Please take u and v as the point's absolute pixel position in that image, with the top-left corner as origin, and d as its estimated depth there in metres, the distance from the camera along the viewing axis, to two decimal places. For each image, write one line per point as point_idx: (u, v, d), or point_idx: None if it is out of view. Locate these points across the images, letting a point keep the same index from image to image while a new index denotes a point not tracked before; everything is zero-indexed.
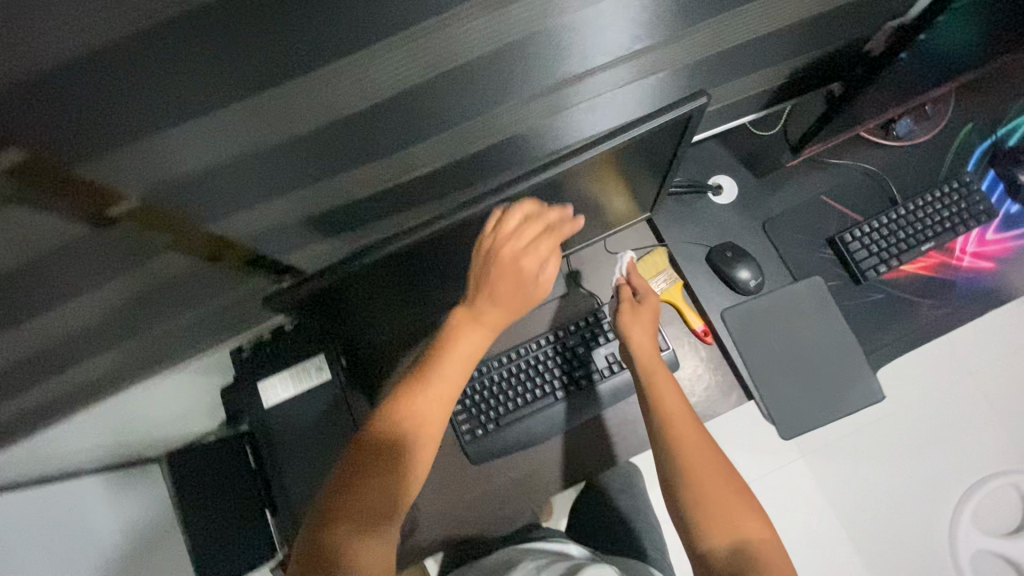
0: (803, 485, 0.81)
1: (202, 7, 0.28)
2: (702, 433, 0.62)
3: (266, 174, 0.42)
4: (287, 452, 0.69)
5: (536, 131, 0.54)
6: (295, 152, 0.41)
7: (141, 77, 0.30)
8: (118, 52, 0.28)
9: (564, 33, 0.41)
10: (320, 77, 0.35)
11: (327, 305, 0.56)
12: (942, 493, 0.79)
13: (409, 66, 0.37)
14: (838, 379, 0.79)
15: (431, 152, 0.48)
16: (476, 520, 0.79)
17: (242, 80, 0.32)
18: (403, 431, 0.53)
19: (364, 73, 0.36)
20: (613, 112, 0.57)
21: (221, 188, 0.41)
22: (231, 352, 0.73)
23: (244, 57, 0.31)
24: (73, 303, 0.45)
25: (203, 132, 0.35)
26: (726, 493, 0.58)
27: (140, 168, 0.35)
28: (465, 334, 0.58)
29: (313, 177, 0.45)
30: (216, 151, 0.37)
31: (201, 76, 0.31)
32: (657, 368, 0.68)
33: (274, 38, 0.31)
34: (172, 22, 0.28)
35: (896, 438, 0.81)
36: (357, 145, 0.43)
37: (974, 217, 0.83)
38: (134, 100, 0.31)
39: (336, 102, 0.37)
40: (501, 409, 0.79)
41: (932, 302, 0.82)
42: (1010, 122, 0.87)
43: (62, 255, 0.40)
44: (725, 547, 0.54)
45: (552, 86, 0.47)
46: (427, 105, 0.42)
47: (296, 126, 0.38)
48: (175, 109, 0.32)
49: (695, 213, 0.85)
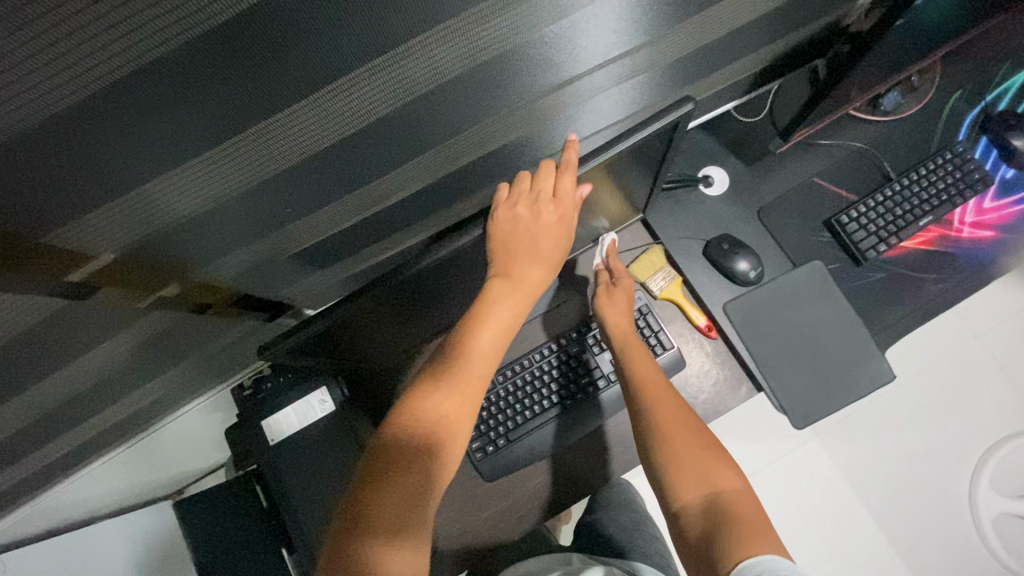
0: (817, 465, 0.86)
1: (160, 61, 0.26)
2: (676, 402, 0.67)
3: (247, 216, 0.41)
4: (299, 489, 0.68)
5: (520, 144, 0.53)
6: (275, 192, 0.40)
7: (102, 137, 0.28)
8: (69, 121, 0.26)
9: (540, 47, 0.40)
10: (289, 117, 0.33)
11: (325, 340, 0.55)
12: (955, 461, 0.82)
13: (382, 96, 0.36)
14: (848, 361, 0.78)
15: (414, 176, 0.47)
16: (496, 538, 0.78)
17: (207, 129, 0.31)
18: (436, 410, 0.54)
19: (335, 109, 0.35)
20: (591, 121, 0.56)
21: (203, 237, 0.40)
22: (232, 391, 0.72)
23: (208, 106, 0.30)
24: (61, 369, 0.43)
25: (174, 185, 0.33)
26: (699, 452, 0.63)
27: (114, 226, 0.34)
28: (500, 302, 0.59)
29: (296, 216, 0.44)
30: (189, 202, 0.36)
31: (165, 128, 0.29)
32: (633, 346, 0.73)
33: (239, 83, 0.29)
34: (128, 80, 0.26)
35: (903, 413, 0.84)
36: (339, 180, 0.42)
37: (970, 186, 0.82)
38: (98, 160, 0.29)
39: (311, 142, 0.36)
40: (510, 424, 0.79)
41: (938, 276, 0.81)
42: (997, 87, 0.86)
43: (44, 328, 0.38)
44: (697, 498, 0.59)
45: (534, 98, 0.46)
46: (405, 132, 0.41)
47: (269, 167, 0.36)
48: (143, 165, 0.31)
49: (688, 207, 0.84)
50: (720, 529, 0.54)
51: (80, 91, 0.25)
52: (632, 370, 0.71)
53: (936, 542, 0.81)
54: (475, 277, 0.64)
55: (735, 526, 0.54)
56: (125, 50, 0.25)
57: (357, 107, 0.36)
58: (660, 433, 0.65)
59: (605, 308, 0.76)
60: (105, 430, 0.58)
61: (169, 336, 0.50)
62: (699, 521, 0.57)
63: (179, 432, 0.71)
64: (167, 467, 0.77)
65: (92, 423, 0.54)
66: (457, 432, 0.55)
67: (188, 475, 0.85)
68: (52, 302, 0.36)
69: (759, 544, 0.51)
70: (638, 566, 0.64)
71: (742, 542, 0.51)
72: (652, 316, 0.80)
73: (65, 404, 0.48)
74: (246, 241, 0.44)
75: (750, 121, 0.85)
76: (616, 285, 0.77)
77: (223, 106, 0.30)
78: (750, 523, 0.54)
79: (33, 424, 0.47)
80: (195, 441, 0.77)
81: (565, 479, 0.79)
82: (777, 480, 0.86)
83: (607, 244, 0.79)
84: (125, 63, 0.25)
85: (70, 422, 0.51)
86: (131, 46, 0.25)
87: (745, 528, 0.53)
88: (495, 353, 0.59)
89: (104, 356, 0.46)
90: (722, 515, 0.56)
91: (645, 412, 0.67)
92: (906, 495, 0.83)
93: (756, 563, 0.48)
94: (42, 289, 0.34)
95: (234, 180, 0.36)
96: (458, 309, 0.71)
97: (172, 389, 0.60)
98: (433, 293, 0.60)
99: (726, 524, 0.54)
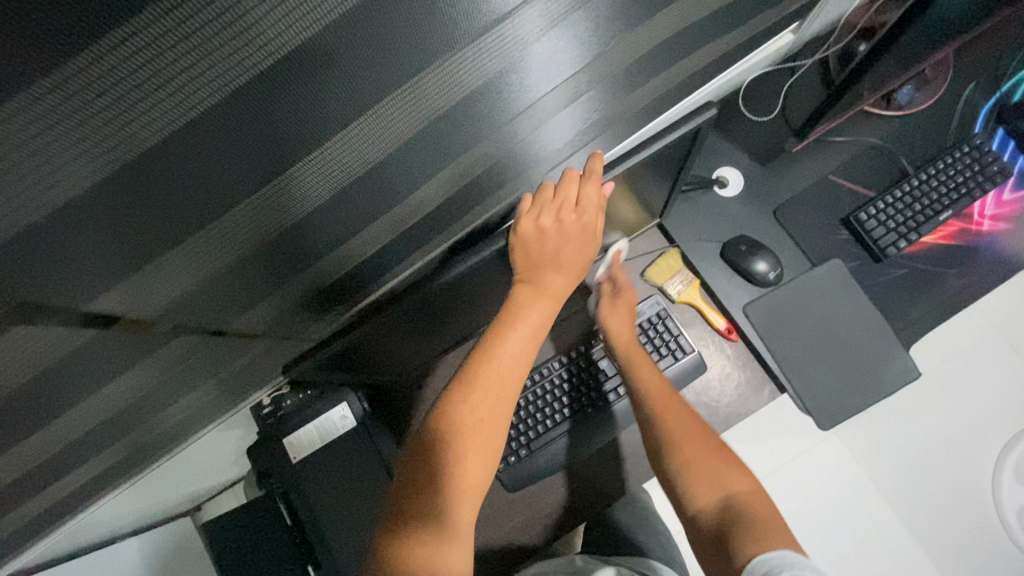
0: (842, 466, 0.83)
1: (206, 112, 0.25)
2: (684, 409, 0.66)
3: (280, 255, 0.40)
4: (325, 507, 0.68)
5: (535, 145, 0.52)
6: (306, 230, 0.39)
7: (149, 189, 0.27)
8: (118, 180, 0.26)
9: (533, 61, 0.38)
10: (322, 153, 0.33)
11: (350, 358, 0.56)
12: (984, 456, 0.80)
13: (412, 117, 0.35)
14: (871, 361, 0.78)
15: (437, 192, 0.47)
16: (521, 550, 0.77)
17: (248, 177, 0.31)
18: (465, 422, 0.54)
19: (371, 137, 0.34)
20: (574, 129, 0.54)
21: (235, 280, 0.40)
22: (252, 410, 0.73)
23: (249, 154, 0.29)
24: (91, 401, 0.43)
25: (210, 239, 0.33)
26: (710, 456, 0.62)
27: (150, 273, 0.33)
28: (528, 307, 0.59)
29: (315, 247, 0.42)
30: (226, 250, 0.35)
31: (209, 176, 0.29)
32: (637, 355, 0.73)
33: (278, 124, 0.29)
34: (176, 133, 0.25)
35: (933, 411, 0.82)
36: (365, 203, 0.42)
37: (988, 179, 0.81)
38: (143, 214, 0.29)
39: (340, 174, 0.36)
40: (532, 433, 0.79)
41: (958, 270, 0.80)
42: (1012, 77, 0.85)
43: (75, 364, 0.37)
44: (712, 502, 0.58)
45: (529, 105, 0.43)
46: (428, 150, 0.40)
47: (302, 204, 0.36)
48: (183, 217, 0.30)
49: (704, 209, 0.84)
50: (734, 531, 0.54)
51: (132, 149, 0.25)
52: (637, 378, 0.71)
53: (967, 541, 0.79)
54: (499, 288, 0.64)
55: (749, 526, 0.54)
56: (172, 105, 0.24)
57: (385, 131, 0.35)
58: (669, 440, 0.64)
59: (608, 317, 0.77)
60: (130, 458, 0.57)
61: (191, 361, 0.49)
62: (712, 525, 0.57)
63: (199, 454, 0.71)
64: (188, 486, 0.76)
65: (116, 450, 0.53)
66: (493, 437, 0.55)
67: (208, 491, 0.85)
68: (83, 337, 0.35)
69: (773, 543, 0.51)
70: (655, 565, 0.64)
71: (757, 541, 0.52)
72: (671, 321, 0.80)
73: (90, 433, 0.47)
74: (279, 282, 0.44)
75: (764, 120, 0.84)
76: (618, 294, 0.78)
77: (262, 149, 0.29)
78: (764, 524, 0.54)
79: (59, 454, 0.46)
80: (214, 459, 0.76)
81: (589, 486, 0.78)
82: (797, 478, 0.84)
83: (613, 252, 0.79)
84: (173, 117, 0.25)
85: (93, 452, 0.50)
86: (178, 99, 0.24)
87: (759, 528, 0.53)
88: (525, 355, 0.59)
89: (131, 382, 0.45)
90: (735, 517, 0.56)
91: (653, 421, 0.66)
92: (928, 490, 0.80)
93: (770, 557, 0.49)
94: (71, 327, 0.33)
95: (270, 221, 0.36)
96: (477, 320, 0.71)
97: (196, 414, 0.60)
98: (456, 306, 0.60)
99: (741, 525, 0.54)
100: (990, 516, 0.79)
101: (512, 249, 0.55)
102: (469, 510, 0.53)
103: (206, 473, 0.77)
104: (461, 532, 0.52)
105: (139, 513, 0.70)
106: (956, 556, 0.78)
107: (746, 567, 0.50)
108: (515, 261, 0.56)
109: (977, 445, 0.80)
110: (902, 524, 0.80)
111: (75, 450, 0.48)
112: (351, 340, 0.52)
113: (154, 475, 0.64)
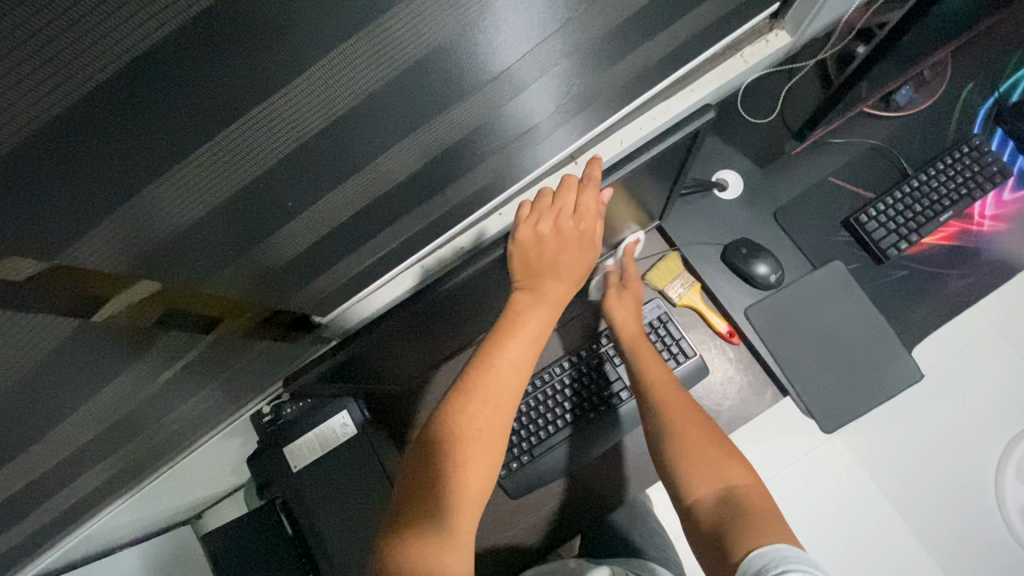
0: (845, 466, 0.83)
1: (158, 45, 0.23)
2: (688, 404, 0.65)
3: (236, 221, 0.37)
4: (325, 513, 0.69)
5: (513, 115, 0.49)
6: (268, 190, 0.36)
7: (104, 137, 0.25)
8: (72, 126, 0.24)
9: (501, 20, 0.36)
10: (286, 98, 0.30)
11: (351, 367, 0.55)
12: (986, 458, 0.79)
13: (378, 63, 0.32)
14: (872, 362, 0.78)
15: (407, 163, 0.44)
16: (523, 556, 0.76)
17: (206, 125, 0.28)
18: (464, 431, 0.54)
19: (337, 82, 0.31)
20: (555, 101, 0.51)
21: (194, 251, 0.36)
22: (253, 417, 0.71)
23: (202, 98, 0.27)
24: (89, 410, 0.42)
25: (181, 188, 0.31)
26: (711, 450, 0.61)
27: (114, 238, 0.31)
28: (529, 313, 0.59)
29: (283, 226, 0.41)
30: (197, 203, 0.33)
31: (167, 126, 0.27)
32: (641, 347, 0.73)
33: (233, 75, 0.27)
34: (124, 72, 0.23)
35: (934, 413, 0.82)
36: (330, 168, 0.38)
37: (988, 179, 0.82)
38: (105, 163, 0.26)
39: (297, 130, 0.33)
40: (533, 440, 0.79)
41: (959, 271, 0.81)
42: (1010, 77, 0.85)
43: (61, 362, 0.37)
44: (711, 493, 0.58)
45: (497, 74, 0.41)
46: (393, 113, 0.37)
47: (268, 154, 0.33)
48: (138, 168, 0.28)
49: (704, 212, 0.83)
50: (732, 525, 0.54)
51: (81, 90, 0.23)
52: (642, 372, 0.70)
53: (970, 544, 0.78)
54: (501, 295, 0.64)
55: (748, 520, 0.54)
56: (118, 39, 0.22)
57: (347, 85, 0.32)
58: (671, 431, 0.63)
59: (615, 307, 0.77)
60: (128, 471, 0.56)
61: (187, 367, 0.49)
62: (711, 517, 0.56)
63: (201, 464, 0.70)
64: (189, 497, 0.76)
65: (116, 464, 0.52)
66: (493, 443, 0.55)
67: (206, 500, 0.83)
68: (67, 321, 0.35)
69: (771, 538, 0.51)
70: (654, 566, 0.64)
71: (756, 535, 0.51)
72: (671, 324, 0.80)
73: (90, 447, 0.46)
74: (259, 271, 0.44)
75: (762, 122, 0.84)
76: (625, 286, 0.78)
77: (219, 99, 0.27)
78: (764, 518, 0.54)
79: (57, 470, 0.45)
80: (215, 469, 0.75)
81: (591, 493, 0.78)
82: (800, 480, 0.83)
83: (629, 242, 0.77)
84: (112, 60, 0.23)
85: (90, 466, 0.49)
86: (117, 39, 0.22)
87: (757, 524, 0.53)
88: (525, 362, 0.58)
89: (128, 393, 0.45)
90: (736, 511, 0.55)
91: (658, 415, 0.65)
92: (931, 492, 0.80)
93: (765, 553, 0.49)
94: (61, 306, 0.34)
95: (224, 180, 0.32)
96: (477, 326, 0.71)
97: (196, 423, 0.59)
98: (455, 313, 0.60)
99: (740, 521, 0.54)
100: (993, 520, 0.77)
101: (512, 255, 0.55)
102: (469, 519, 0.52)
103: (207, 484, 0.77)
104: (462, 541, 0.50)
105: (139, 526, 0.69)
106: (958, 556, 0.78)
107: (743, 562, 0.50)
108: (513, 269, 0.56)
109: (980, 446, 0.80)
110: (905, 525, 0.80)
111: (76, 466, 0.47)
112: (350, 350, 0.51)
113: (156, 487, 0.64)
